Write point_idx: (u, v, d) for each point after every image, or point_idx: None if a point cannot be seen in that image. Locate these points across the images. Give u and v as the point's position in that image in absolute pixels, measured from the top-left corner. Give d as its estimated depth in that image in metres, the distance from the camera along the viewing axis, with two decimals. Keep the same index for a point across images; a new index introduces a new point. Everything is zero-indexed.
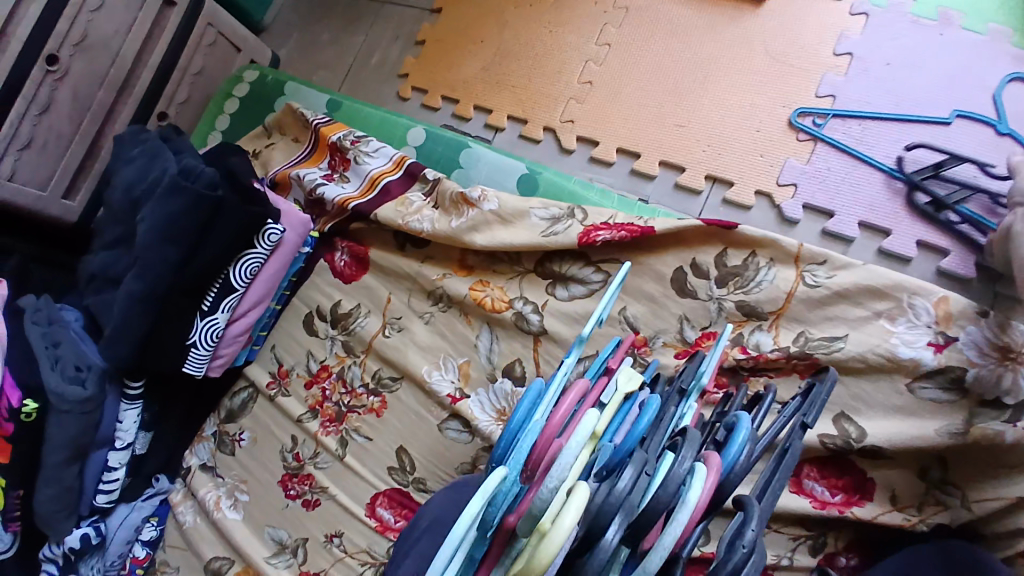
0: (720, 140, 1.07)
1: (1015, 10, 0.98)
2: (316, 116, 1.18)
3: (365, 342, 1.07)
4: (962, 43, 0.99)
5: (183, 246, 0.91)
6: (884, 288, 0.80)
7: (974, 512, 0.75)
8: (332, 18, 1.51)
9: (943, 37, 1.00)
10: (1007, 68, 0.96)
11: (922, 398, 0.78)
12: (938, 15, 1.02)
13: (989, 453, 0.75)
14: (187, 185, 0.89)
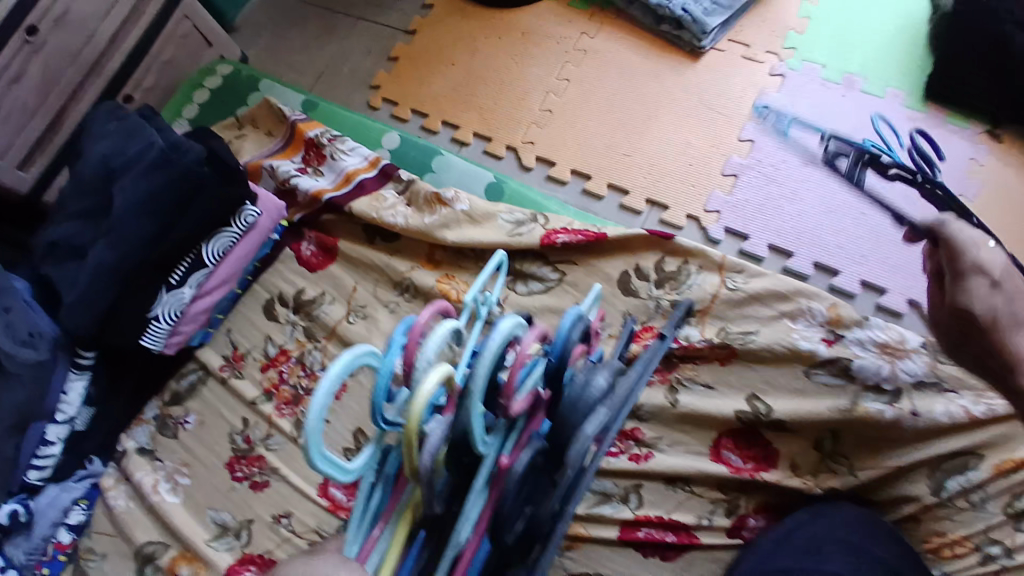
0: (658, 170, 1.25)
1: (913, 77, 1.21)
2: (294, 113, 1.22)
3: (328, 328, 1.11)
4: (864, 101, 1.21)
5: (158, 222, 0.92)
6: (788, 292, 0.98)
7: (860, 478, 0.89)
8: (305, 26, 1.56)
9: (847, 97, 1.22)
10: (904, 122, 1.17)
11: (816, 381, 0.93)
12: (843, 79, 1.24)
13: (877, 432, 0.89)
14: (172, 160, 0.92)
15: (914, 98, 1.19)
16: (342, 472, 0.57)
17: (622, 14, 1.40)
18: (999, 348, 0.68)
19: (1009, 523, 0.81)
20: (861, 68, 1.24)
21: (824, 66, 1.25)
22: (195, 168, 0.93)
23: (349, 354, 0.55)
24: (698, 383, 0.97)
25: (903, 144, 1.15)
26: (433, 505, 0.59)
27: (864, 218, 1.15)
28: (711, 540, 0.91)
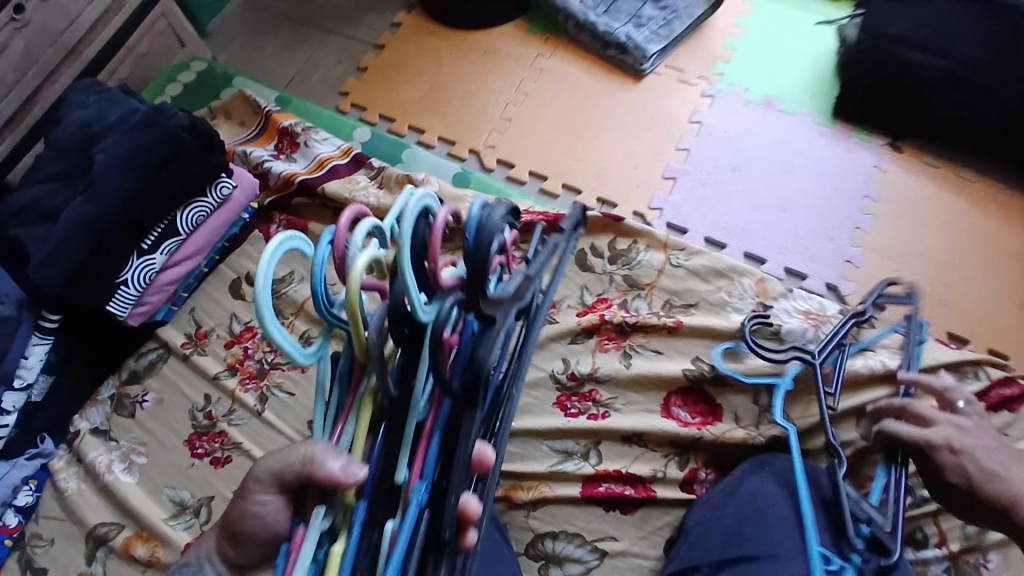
0: (608, 172, 1.38)
1: (819, 101, 1.42)
2: (268, 105, 1.28)
3: (296, 305, 1.13)
4: (782, 119, 1.41)
5: (138, 182, 0.93)
6: (724, 269, 1.11)
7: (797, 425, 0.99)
8: (277, 35, 1.63)
9: (767, 116, 1.41)
10: (814, 137, 1.38)
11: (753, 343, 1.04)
12: (764, 100, 1.43)
13: (803, 382, 1.01)
14: (156, 122, 0.95)
15: (823, 117, 1.40)
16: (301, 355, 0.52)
17: (574, 40, 1.56)
18: (993, 504, 0.77)
19: None
20: (777, 92, 1.44)
21: (746, 90, 1.45)
22: (178, 132, 0.95)
23: (280, 238, 0.52)
24: (649, 350, 1.06)
25: (814, 156, 1.36)
26: (385, 379, 0.53)
27: (788, 214, 1.30)
28: (666, 493, 0.98)
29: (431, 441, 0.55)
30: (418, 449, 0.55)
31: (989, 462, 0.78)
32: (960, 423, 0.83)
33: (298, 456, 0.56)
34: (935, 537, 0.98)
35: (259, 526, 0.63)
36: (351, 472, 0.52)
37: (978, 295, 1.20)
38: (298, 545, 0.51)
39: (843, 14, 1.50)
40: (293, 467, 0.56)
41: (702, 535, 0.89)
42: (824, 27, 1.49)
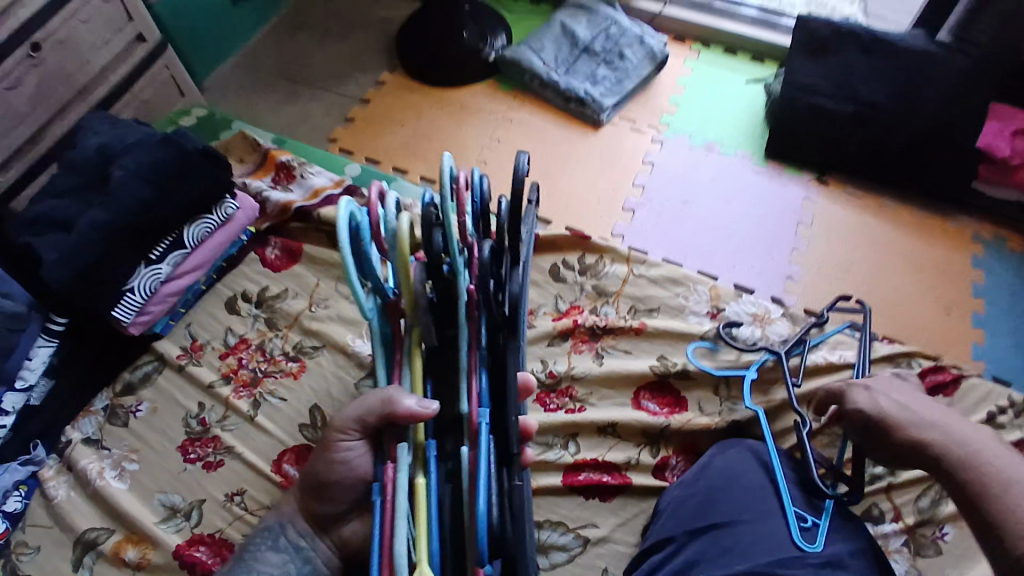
0: (573, 206, 1.55)
1: (753, 145, 1.64)
2: (266, 143, 1.40)
3: (290, 317, 1.21)
4: (723, 160, 1.61)
5: (155, 190, 1.05)
6: (681, 277, 1.25)
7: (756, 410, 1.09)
8: (271, 89, 1.78)
9: (710, 157, 1.62)
10: (750, 174, 1.58)
11: (711, 340, 1.17)
12: (705, 145, 1.64)
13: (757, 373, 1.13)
14: (174, 141, 1.10)
15: (758, 158, 1.61)
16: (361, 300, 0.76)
17: (539, 95, 1.77)
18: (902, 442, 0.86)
19: None
20: (717, 138, 1.65)
21: (690, 136, 1.66)
22: (191, 152, 1.10)
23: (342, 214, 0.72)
24: (619, 349, 1.17)
25: (751, 190, 1.56)
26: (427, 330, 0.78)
27: (734, 239, 1.48)
28: (639, 479, 1.05)
29: (480, 373, 0.74)
30: (472, 379, 0.73)
31: (898, 400, 0.90)
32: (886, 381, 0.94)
33: (375, 402, 0.79)
34: (891, 513, 1.00)
35: (347, 474, 0.84)
36: (424, 407, 0.75)
37: (900, 300, 1.38)
38: (392, 478, 0.72)
39: (768, 75, 1.76)
40: (373, 411, 0.79)
41: (675, 507, 0.93)
42: (753, 85, 1.74)
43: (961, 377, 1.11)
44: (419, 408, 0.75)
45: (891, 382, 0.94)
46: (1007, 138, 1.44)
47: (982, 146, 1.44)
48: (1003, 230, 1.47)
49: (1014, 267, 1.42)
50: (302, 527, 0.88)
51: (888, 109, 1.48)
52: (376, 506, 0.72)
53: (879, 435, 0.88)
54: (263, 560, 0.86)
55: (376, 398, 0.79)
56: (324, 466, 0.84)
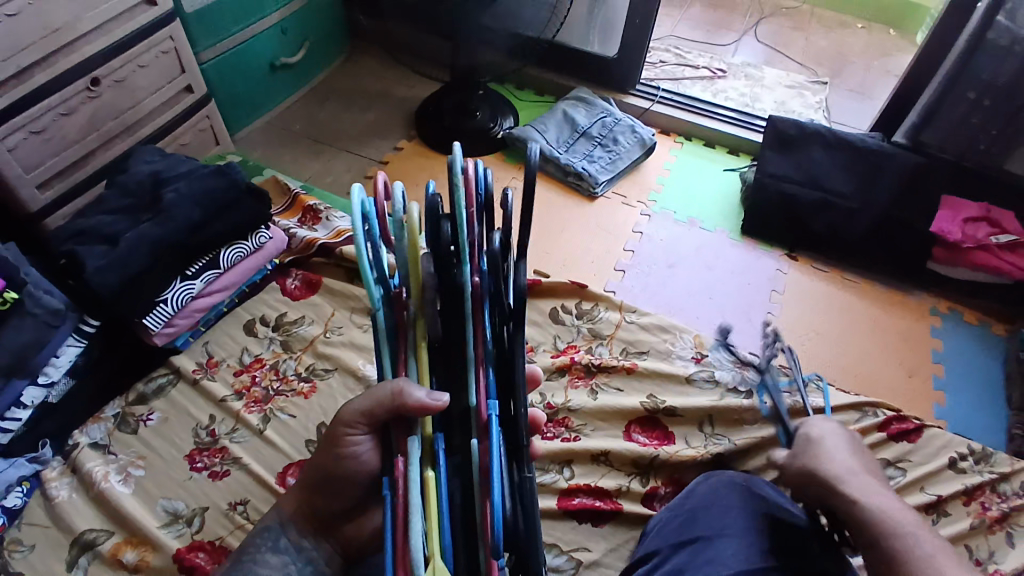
0: (569, 263, 1.70)
1: (731, 222, 1.83)
2: (296, 187, 1.54)
3: (305, 341, 1.28)
4: (705, 233, 1.79)
5: (203, 214, 1.18)
6: (668, 326, 1.37)
7: (739, 445, 1.18)
8: (297, 147, 1.96)
9: (693, 230, 1.80)
10: (729, 246, 1.76)
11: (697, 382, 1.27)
12: (688, 219, 1.83)
13: (737, 412, 1.22)
14: (228, 172, 1.23)
15: (736, 233, 1.79)
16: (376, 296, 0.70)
17: (542, 169, 1.96)
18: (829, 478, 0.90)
19: None
20: (700, 215, 1.84)
21: (674, 211, 1.85)
22: (239, 184, 1.24)
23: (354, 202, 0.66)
24: (612, 386, 1.26)
25: (730, 260, 1.72)
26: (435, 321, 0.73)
27: (715, 300, 1.62)
28: (630, 506, 1.11)
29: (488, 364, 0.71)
30: (481, 371, 0.69)
31: (812, 439, 0.99)
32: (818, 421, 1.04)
33: (384, 392, 0.69)
34: None
35: (355, 466, 0.82)
36: (437, 398, 0.67)
37: (866, 362, 1.51)
38: (403, 472, 0.65)
39: (741, 165, 2.00)
40: (382, 402, 0.70)
41: (665, 526, 0.99)
42: (730, 172, 1.97)
43: (923, 426, 1.22)
44: (428, 400, 0.67)
45: (824, 423, 1.02)
46: (958, 224, 1.62)
47: (935, 230, 1.62)
48: (957, 305, 1.64)
49: (968, 338, 1.57)
50: (301, 528, 0.90)
51: (850, 197, 1.71)
52: (386, 502, 0.66)
53: (790, 477, 0.98)
54: (264, 563, 0.87)
55: (380, 387, 0.70)
56: (334, 460, 0.82)
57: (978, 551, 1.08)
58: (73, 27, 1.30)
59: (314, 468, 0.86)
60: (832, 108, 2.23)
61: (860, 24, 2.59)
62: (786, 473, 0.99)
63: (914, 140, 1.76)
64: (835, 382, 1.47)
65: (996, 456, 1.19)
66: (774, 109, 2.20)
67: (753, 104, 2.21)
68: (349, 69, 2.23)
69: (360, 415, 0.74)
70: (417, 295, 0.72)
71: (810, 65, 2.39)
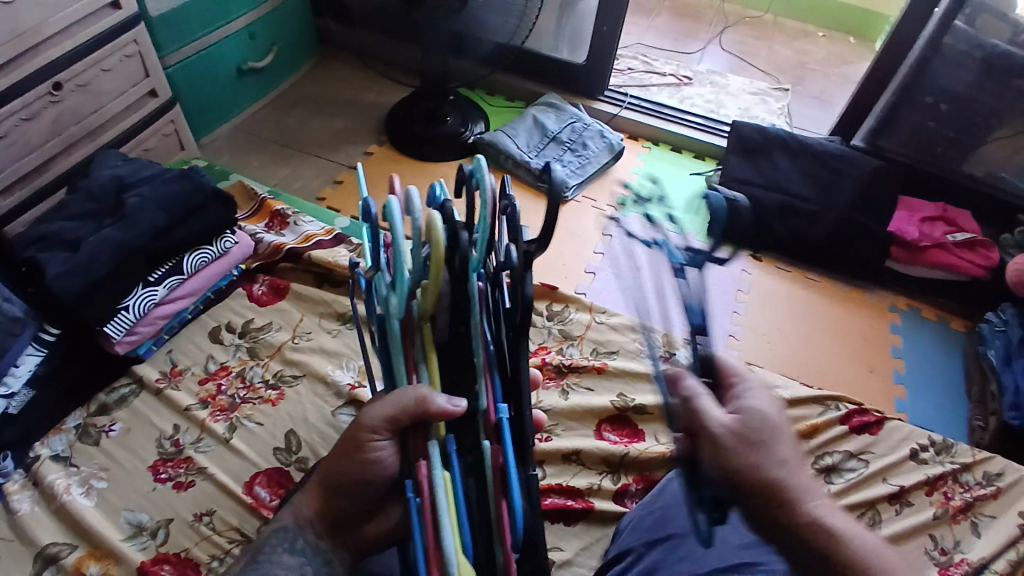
0: (540, 267, 1.71)
1: (698, 225, 1.87)
2: (263, 192, 1.52)
3: (272, 348, 1.26)
4: (671, 236, 1.82)
5: (169, 218, 1.16)
6: (637, 326, 1.39)
7: None
8: (265, 152, 1.93)
9: (661, 232, 1.83)
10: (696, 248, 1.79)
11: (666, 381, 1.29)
12: (656, 222, 1.86)
13: None
14: (192, 174, 1.23)
15: (703, 235, 1.83)
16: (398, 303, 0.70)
17: (513, 173, 1.98)
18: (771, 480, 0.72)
19: (820, 476, 1.18)
20: (667, 217, 1.88)
21: (642, 215, 1.88)
22: (205, 188, 1.22)
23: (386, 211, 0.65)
24: (582, 386, 1.27)
25: (697, 262, 1.76)
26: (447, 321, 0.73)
27: (684, 302, 1.65)
28: (601, 504, 1.11)
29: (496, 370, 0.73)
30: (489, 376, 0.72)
31: (770, 427, 0.73)
32: (757, 390, 0.77)
33: (409, 396, 0.69)
34: None
35: (381, 470, 0.77)
36: (455, 404, 0.67)
37: (827, 359, 1.56)
38: (426, 475, 0.65)
39: (707, 169, 2.04)
40: (403, 408, 0.69)
41: (635, 524, 1.00)
42: (696, 177, 2.02)
43: (884, 419, 1.26)
44: (448, 406, 0.67)
45: (765, 397, 0.76)
46: (915, 224, 1.72)
47: (894, 230, 1.71)
48: (916, 302, 1.69)
49: (926, 334, 1.63)
50: (322, 531, 0.80)
51: (811, 200, 1.77)
52: (410, 506, 0.65)
53: (746, 473, 0.71)
54: (280, 564, 0.77)
55: (403, 394, 0.69)
56: (357, 465, 0.77)
57: (944, 541, 1.11)
58: (40, 31, 1.28)
59: (333, 473, 0.79)
60: (794, 114, 2.30)
61: (821, 32, 2.69)
62: (733, 464, 0.70)
63: (872, 144, 1.83)
64: (799, 378, 1.51)
65: (956, 447, 1.23)
66: (738, 114, 2.26)
67: (718, 110, 2.27)
68: (318, 74, 2.21)
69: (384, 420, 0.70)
70: (429, 300, 0.70)
71: (772, 73, 2.47)
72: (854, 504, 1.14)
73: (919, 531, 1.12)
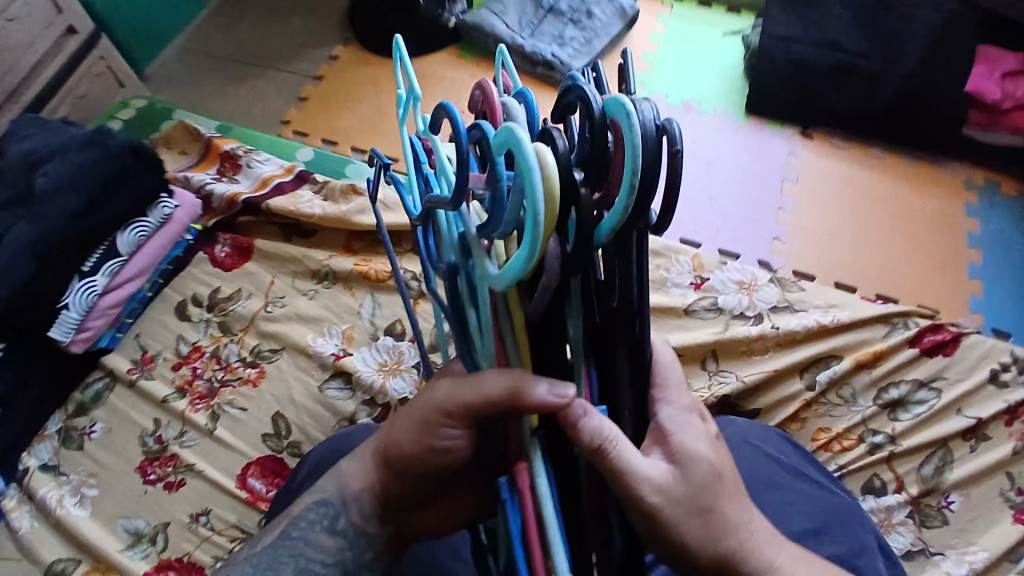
0: None
1: (734, 100, 1.54)
2: (208, 132, 1.32)
3: (245, 321, 1.12)
4: (699, 120, 1.52)
5: (85, 197, 1.00)
6: (659, 249, 1.18)
7: (748, 382, 1.03)
8: (219, 74, 1.66)
9: (688, 116, 1.52)
10: (731, 131, 1.50)
11: (696, 314, 1.11)
12: (681, 104, 1.54)
13: (744, 343, 1.07)
14: (104, 141, 1.04)
15: (739, 114, 1.52)
16: (499, 286, 0.46)
17: None
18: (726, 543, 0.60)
19: (882, 412, 1.02)
20: (694, 95, 1.55)
21: (665, 95, 1.55)
22: (119, 152, 1.04)
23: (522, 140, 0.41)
24: None
25: (731, 150, 1.48)
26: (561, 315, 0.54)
27: (719, 202, 1.41)
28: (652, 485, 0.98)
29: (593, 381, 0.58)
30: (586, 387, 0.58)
31: (709, 475, 0.59)
32: (692, 423, 0.61)
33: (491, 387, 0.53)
34: (893, 483, 0.98)
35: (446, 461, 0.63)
36: (561, 395, 0.52)
37: (888, 256, 1.33)
38: (532, 486, 0.53)
39: (743, 26, 1.66)
40: (490, 398, 0.53)
41: None
42: (730, 37, 1.64)
43: (961, 336, 1.08)
44: (552, 396, 0.51)
45: (696, 430, 0.60)
46: (996, 81, 1.36)
47: (970, 91, 1.36)
48: (997, 174, 1.40)
49: (1006, 214, 1.36)
50: (366, 507, 0.66)
51: (871, 57, 1.42)
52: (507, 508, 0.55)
53: (689, 546, 0.59)
54: None
55: (484, 381, 0.54)
56: (415, 459, 0.62)
57: (1020, 479, 0.97)
58: None
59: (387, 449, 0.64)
60: None
61: None
62: (672, 535, 0.58)
63: None
64: (856, 284, 1.30)
65: None
66: None
67: None
68: None
69: (458, 407, 0.57)
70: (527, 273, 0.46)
71: None
72: (918, 445, 0.99)
73: (993, 470, 0.97)
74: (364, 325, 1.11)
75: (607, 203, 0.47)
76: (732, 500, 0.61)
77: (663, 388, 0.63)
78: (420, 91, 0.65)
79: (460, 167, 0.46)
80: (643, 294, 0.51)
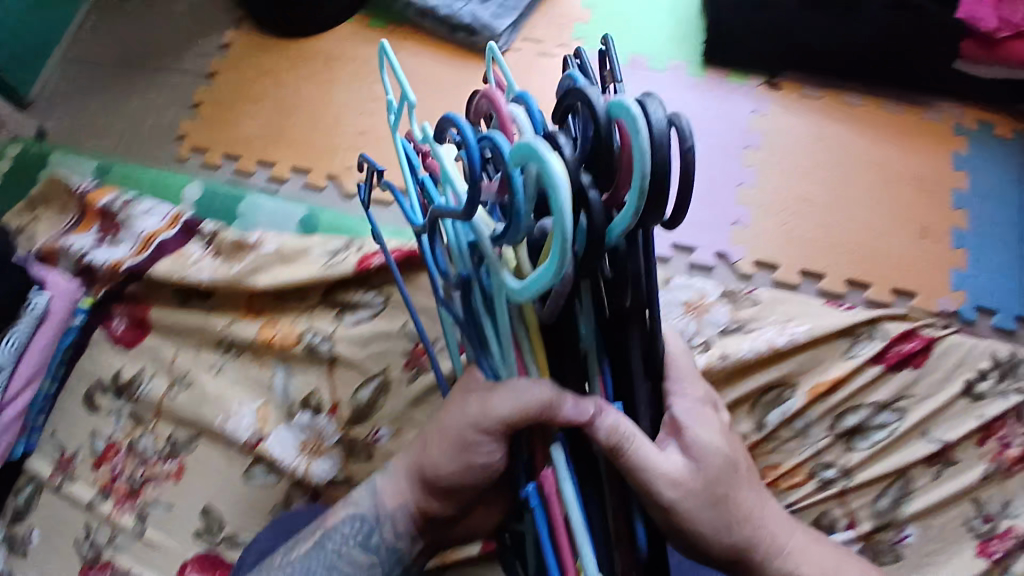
0: None
1: (690, 49, 1.31)
2: (81, 184, 1.17)
3: (153, 406, 1.05)
4: (652, 78, 1.28)
5: None
6: None
7: None
8: (102, 86, 1.44)
9: (637, 75, 1.28)
10: (690, 89, 1.27)
11: None
12: (629, 61, 1.30)
13: None
14: None
15: (694, 66, 1.29)
16: (522, 296, 0.53)
17: (420, 27, 1.38)
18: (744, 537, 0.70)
19: (837, 443, 0.96)
20: (643, 48, 1.31)
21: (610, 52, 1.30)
22: None
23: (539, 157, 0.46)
24: None
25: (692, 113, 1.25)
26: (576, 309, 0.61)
27: None
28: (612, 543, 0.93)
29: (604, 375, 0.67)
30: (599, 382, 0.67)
31: (727, 467, 0.69)
32: (708, 417, 0.70)
33: (522, 399, 0.63)
34: (846, 518, 0.93)
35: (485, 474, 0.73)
36: (582, 411, 0.62)
37: (870, 230, 1.17)
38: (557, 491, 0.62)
39: None
40: (524, 409, 0.63)
41: None
42: None
43: (932, 343, 0.99)
44: (576, 411, 0.62)
45: (713, 426, 0.70)
46: (990, 6, 1.17)
47: (962, 18, 1.16)
48: (990, 114, 1.24)
49: (999, 162, 1.21)
50: (401, 524, 0.77)
51: None
52: (535, 511, 0.64)
53: (705, 535, 0.69)
54: None
55: (522, 391, 0.63)
56: (459, 472, 0.72)
57: (988, 504, 0.92)
58: None
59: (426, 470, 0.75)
60: None
61: None
62: (695, 527, 0.68)
63: None
64: (826, 270, 1.15)
65: None
66: None
67: None
68: None
69: (499, 422, 0.66)
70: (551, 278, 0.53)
71: None
72: (875, 477, 0.94)
73: (958, 497, 0.92)
74: (276, 402, 1.04)
75: (616, 202, 0.52)
76: (748, 490, 0.71)
77: (682, 382, 0.72)
78: (414, 98, 0.69)
79: (472, 177, 0.52)
80: (652, 291, 0.59)
